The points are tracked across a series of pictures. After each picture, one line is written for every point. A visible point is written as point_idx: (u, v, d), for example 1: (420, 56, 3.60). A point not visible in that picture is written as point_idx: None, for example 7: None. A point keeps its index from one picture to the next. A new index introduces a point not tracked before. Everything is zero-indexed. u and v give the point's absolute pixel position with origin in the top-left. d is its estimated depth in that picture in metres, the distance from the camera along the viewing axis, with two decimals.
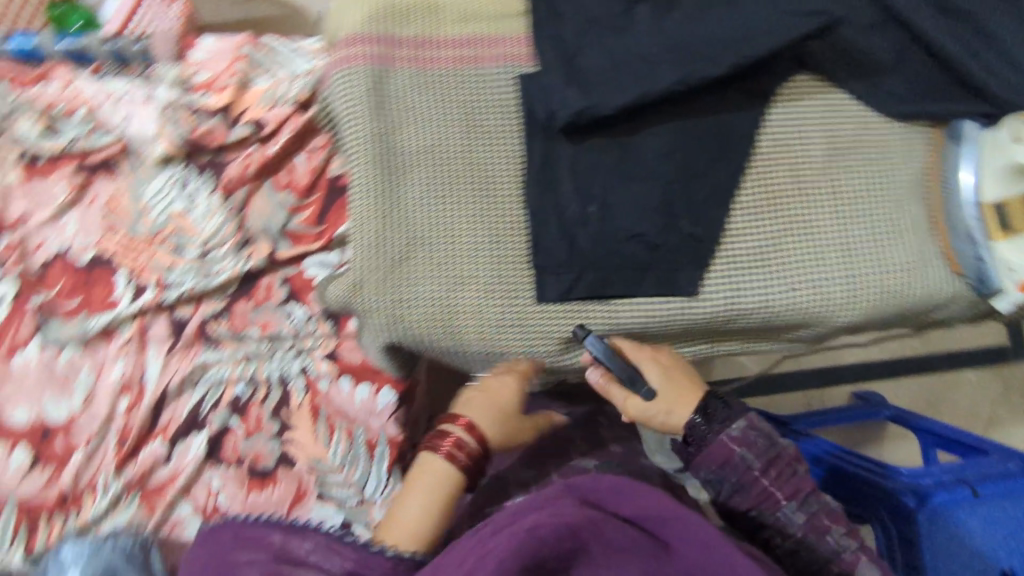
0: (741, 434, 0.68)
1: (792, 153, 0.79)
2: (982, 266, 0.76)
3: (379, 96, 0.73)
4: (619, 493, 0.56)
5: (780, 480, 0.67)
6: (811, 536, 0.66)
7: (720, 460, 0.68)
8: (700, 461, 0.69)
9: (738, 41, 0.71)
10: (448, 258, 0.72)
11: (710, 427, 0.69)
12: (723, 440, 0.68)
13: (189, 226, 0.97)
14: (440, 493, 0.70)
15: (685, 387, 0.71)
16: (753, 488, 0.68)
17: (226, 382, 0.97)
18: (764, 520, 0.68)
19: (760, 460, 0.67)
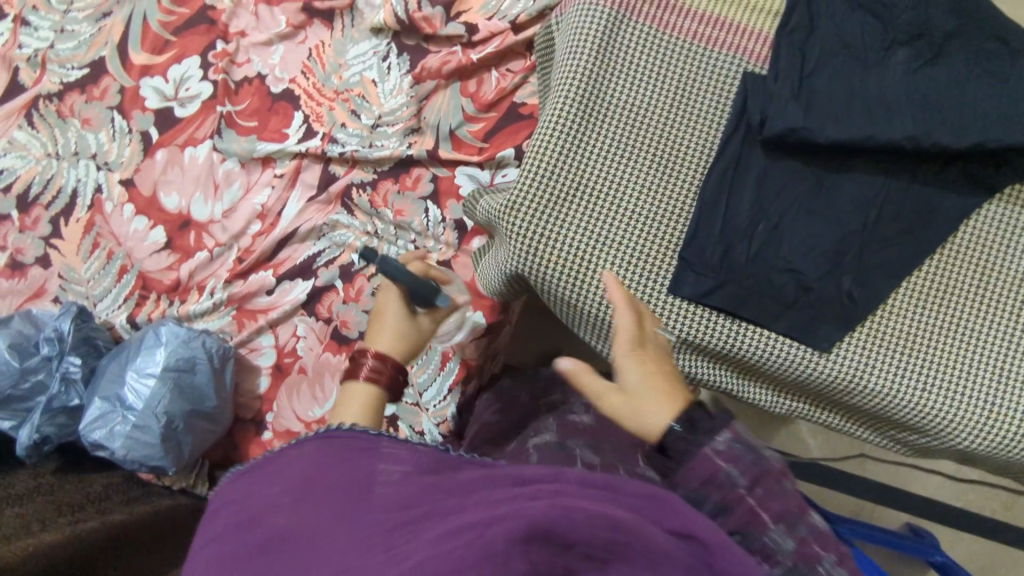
0: (727, 448, 0.54)
1: (987, 258, 0.73)
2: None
3: (607, 39, 0.72)
4: (668, 513, 0.45)
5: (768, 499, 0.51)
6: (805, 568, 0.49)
7: (703, 475, 0.53)
8: (681, 476, 0.54)
9: (992, 119, 0.66)
10: (605, 215, 0.72)
11: (695, 436, 0.55)
12: (709, 453, 0.54)
13: (373, 95, 1.02)
14: (373, 403, 0.71)
15: (672, 392, 0.59)
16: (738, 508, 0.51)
17: (346, 246, 1.02)
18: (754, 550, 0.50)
19: (746, 480, 0.52)
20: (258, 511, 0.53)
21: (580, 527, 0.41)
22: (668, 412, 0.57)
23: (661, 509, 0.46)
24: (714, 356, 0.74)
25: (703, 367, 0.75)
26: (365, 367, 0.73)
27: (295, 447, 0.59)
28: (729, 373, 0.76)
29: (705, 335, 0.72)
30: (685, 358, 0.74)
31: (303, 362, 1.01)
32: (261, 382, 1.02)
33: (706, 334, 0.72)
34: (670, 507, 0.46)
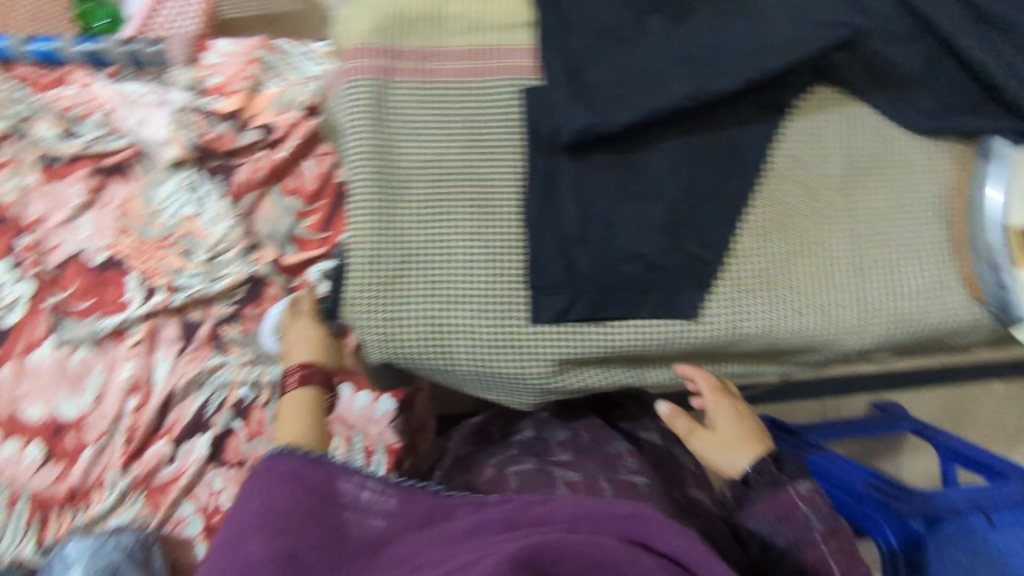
0: (808, 495, 0.77)
1: (806, 173, 0.76)
2: (1004, 294, 0.74)
3: (380, 107, 0.71)
4: (643, 529, 0.55)
5: (843, 557, 0.74)
6: None
7: (782, 512, 0.76)
8: (761, 506, 0.77)
9: (752, 54, 0.67)
10: (444, 274, 0.71)
11: (778, 475, 0.78)
12: (792, 495, 0.77)
13: (198, 228, 0.98)
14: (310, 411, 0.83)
15: (744, 442, 0.81)
16: (807, 542, 0.75)
17: (231, 384, 0.98)
18: None
19: (818, 524, 0.76)
20: (243, 560, 0.58)
21: (563, 558, 0.52)
22: (745, 460, 0.80)
23: (634, 524, 0.56)
24: (601, 361, 0.74)
25: (595, 375, 0.75)
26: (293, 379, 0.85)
27: (282, 474, 0.65)
28: (623, 369, 0.76)
29: (583, 348, 0.72)
30: (574, 374, 0.74)
31: None
32: (199, 552, 0.96)
33: (583, 347, 0.72)
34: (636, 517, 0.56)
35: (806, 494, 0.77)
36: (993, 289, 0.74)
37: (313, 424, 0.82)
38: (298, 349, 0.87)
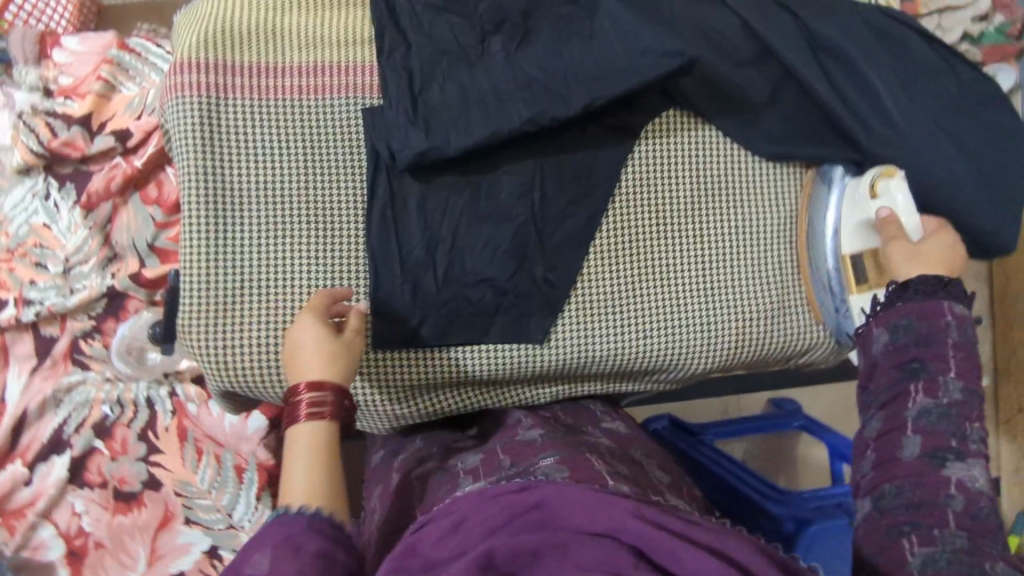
0: (960, 313, 0.62)
1: (655, 195, 0.76)
2: (839, 313, 0.76)
3: (211, 127, 0.69)
4: (554, 515, 0.47)
5: (963, 363, 0.60)
6: (955, 411, 0.58)
7: (925, 312, 0.62)
8: (902, 305, 0.63)
9: (591, 79, 0.68)
10: (281, 299, 0.69)
11: (938, 290, 0.63)
12: (942, 304, 0.62)
13: (51, 239, 0.93)
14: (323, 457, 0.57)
15: (947, 265, 0.66)
16: (936, 346, 0.60)
17: (92, 402, 0.94)
18: (919, 375, 0.60)
19: (955, 336, 0.61)
20: None
21: (508, 555, 0.44)
22: (922, 271, 0.65)
23: (554, 511, 0.47)
24: (449, 386, 0.73)
25: (446, 400, 0.74)
26: (305, 405, 0.58)
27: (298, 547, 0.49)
28: (475, 393, 0.75)
29: (428, 373, 0.71)
30: (424, 400, 0.73)
31: (96, 537, 0.91)
32: None
33: (427, 372, 0.71)
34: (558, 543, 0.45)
35: (959, 311, 0.62)
36: (832, 312, 0.77)
37: (334, 473, 0.56)
38: (305, 359, 0.61)
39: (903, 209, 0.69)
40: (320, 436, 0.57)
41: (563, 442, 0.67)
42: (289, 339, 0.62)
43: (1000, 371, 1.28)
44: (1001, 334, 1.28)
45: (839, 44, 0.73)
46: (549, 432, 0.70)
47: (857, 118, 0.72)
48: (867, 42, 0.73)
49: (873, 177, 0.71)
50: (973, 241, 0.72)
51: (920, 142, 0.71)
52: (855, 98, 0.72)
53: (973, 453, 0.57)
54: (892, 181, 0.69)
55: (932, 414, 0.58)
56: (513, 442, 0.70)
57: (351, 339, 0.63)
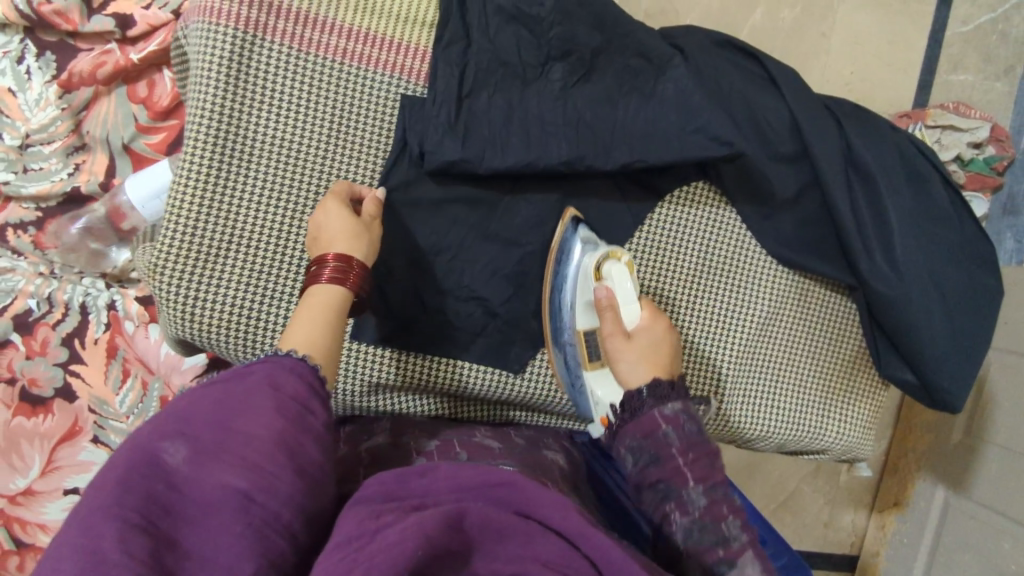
0: (673, 415, 0.59)
1: (660, 258, 0.76)
2: (574, 390, 0.71)
3: (239, 66, 0.64)
4: (526, 498, 0.43)
5: (699, 467, 0.57)
6: (709, 521, 0.55)
7: (646, 430, 0.59)
8: (627, 429, 0.60)
9: (638, 140, 0.68)
10: (271, 264, 0.66)
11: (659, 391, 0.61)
12: (654, 414, 0.59)
13: (14, 108, 0.84)
14: (332, 320, 0.54)
15: (661, 358, 0.64)
16: (668, 463, 0.57)
17: (17, 293, 0.85)
18: (669, 497, 0.57)
19: (679, 442, 0.58)
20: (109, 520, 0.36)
21: (478, 525, 0.39)
22: (647, 372, 0.63)
23: (536, 493, 0.43)
24: (419, 390, 0.72)
25: (412, 402, 0.73)
26: (328, 270, 0.57)
27: (283, 399, 0.44)
28: (441, 402, 0.74)
29: (402, 375, 0.70)
30: (383, 399, 0.72)
31: None
32: None
33: (402, 373, 0.70)
34: (528, 537, 0.40)
35: (671, 413, 0.59)
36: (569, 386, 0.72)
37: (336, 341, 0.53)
38: (330, 236, 0.59)
39: (624, 295, 0.66)
40: (335, 302, 0.55)
41: (518, 456, 0.66)
42: (314, 219, 0.62)
43: (887, 468, 1.32)
44: (897, 438, 1.30)
45: (872, 171, 0.74)
46: (506, 445, 0.69)
47: (863, 246, 0.74)
48: (894, 173, 0.75)
49: (599, 259, 0.67)
50: (921, 387, 0.78)
51: (911, 291, 0.73)
52: (869, 226, 0.74)
53: (740, 552, 0.54)
54: (615, 265, 0.67)
55: (694, 532, 0.55)
56: (469, 441, 0.68)
57: (369, 221, 0.62)
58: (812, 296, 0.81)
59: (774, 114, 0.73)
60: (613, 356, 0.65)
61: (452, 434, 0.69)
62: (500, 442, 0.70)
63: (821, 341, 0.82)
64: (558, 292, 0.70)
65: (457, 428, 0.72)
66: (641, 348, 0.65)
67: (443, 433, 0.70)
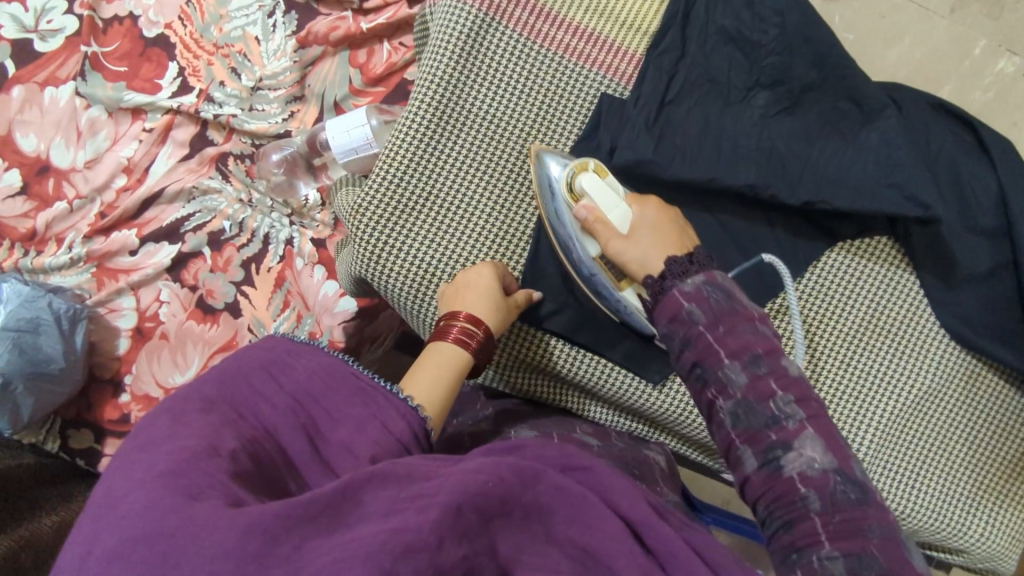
0: (694, 291, 0.58)
1: (823, 303, 0.74)
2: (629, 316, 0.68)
3: (472, 44, 0.70)
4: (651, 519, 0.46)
5: (729, 334, 0.55)
6: (753, 400, 0.53)
7: (671, 313, 0.59)
8: (656, 316, 0.61)
9: (828, 182, 0.67)
10: (454, 226, 0.71)
11: (687, 266, 0.60)
12: (676, 294, 0.59)
13: (256, 54, 0.97)
14: (449, 378, 0.59)
15: (671, 241, 0.64)
16: (699, 343, 0.56)
17: (218, 213, 0.97)
18: (709, 384, 0.55)
19: (706, 315, 0.57)
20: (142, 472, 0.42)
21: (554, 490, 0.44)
22: (660, 255, 0.63)
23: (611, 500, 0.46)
24: (556, 377, 0.75)
25: (544, 384, 0.76)
26: (457, 329, 0.62)
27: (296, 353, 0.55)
28: (572, 392, 0.77)
29: (546, 358, 0.73)
30: (520, 375, 0.75)
31: (165, 328, 0.95)
32: (120, 344, 0.95)
33: (547, 357, 0.73)
34: (595, 526, 0.44)
35: (694, 288, 0.58)
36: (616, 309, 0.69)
37: (449, 396, 0.59)
38: (466, 295, 0.65)
39: (609, 205, 0.66)
40: (457, 360, 0.61)
41: (617, 458, 0.68)
42: (460, 278, 0.67)
43: None
44: None
45: None
46: (605, 443, 0.70)
47: None
48: None
49: (568, 184, 0.67)
50: None
51: None
52: None
53: (798, 432, 0.51)
54: (584, 179, 0.66)
55: (740, 414, 0.53)
56: (569, 434, 0.69)
57: (511, 307, 0.67)
58: (981, 386, 0.76)
59: (979, 185, 0.70)
60: (623, 259, 0.65)
61: (553, 426, 0.70)
62: (599, 440, 0.71)
63: (981, 432, 0.76)
64: (556, 219, 0.68)
65: (560, 422, 0.73)
66: (640, 244, 0.64)
67: (544, 424, 0.71)
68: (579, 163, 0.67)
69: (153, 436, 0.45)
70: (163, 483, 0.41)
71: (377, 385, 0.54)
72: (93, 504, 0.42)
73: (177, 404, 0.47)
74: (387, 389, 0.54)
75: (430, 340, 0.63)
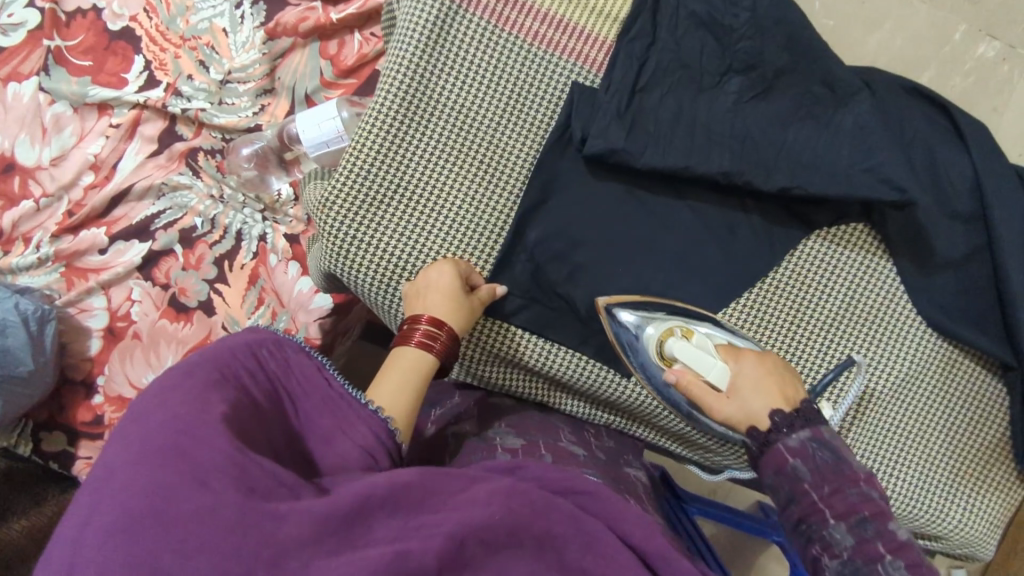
0: (799, 445, 0.60)
1: (801, 291, 0.73)
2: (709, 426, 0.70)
3: (439, 32, 0.69)
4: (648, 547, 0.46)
5: (834, 500, 0.58)
6: (861, 561, 0.54)
7: (778, 467, 0.61)
8: (761, 471, 0.63)
9: (803, 168, 0.66)
10: (424, 218, 0.70)
11: (793, 425, 0.62)
12: (779, 449, 0.61)
13: (224, 46, 0.95)
14: (412, 383, 0.59)
15: (773, 383, 0.64)
16: (806, 502, 0.59)
17: (188, 209, 0.95)
18: (815, 539, 0.58)
19: (812, 475, 0.59)
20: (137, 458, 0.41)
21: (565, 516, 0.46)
22: (770, 404, 0.63)
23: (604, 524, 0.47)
24: (532, 372, 0.74)
25: (520, 379, 0.75)
26: (419, 333, 0.62)
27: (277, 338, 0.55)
28: (548, 386, 0.76)
29: (522, 353, 0.72)
30: (495, 370, 0.74)
31: (137, 327, 0.93)
32: (91, 345, 0.93)
33: (522, 352, 0.72)
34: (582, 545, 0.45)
35: (792, 447, 0.61)
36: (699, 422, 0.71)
37: (415, 402, 0.59)
38: (428, 295, 0.64)
39: (708, 360, 0.67)
40: (420, 364, 0.60)
41: (605, 470, 0.67)
42: (425, 275, 0.66)
43: None
44: None
45: None
46: (591, 455, 0.69)
47: None
48: None
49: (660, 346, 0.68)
50: None
51: None
52: None
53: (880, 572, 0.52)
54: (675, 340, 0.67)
55: (847, 570, 0.54)
56: (555, 444, 0.68)
57: (476, 304, 0.66)
58: (958, 371, 0.75)
59: (954, 170, 0.69)
60: (735, 420, 0.65)
61: (539, 435, 0.69)
62: (585, 450, 0.70)
63: (959, 418, 0.76)
64: (644, 368, 0.70)
65: (544, 428, 0.72)
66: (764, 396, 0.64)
67: (529, 433, 0.70)
68: (664, 326, 0.68)
69: (158, 409, 0.44)
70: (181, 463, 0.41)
71: (343, 392, 0.54)
72: (93, 480, 0.41)
73: (170, 375, 0.47)
74: (352, 397, 0.54)
75: (394, 344, 0.63)
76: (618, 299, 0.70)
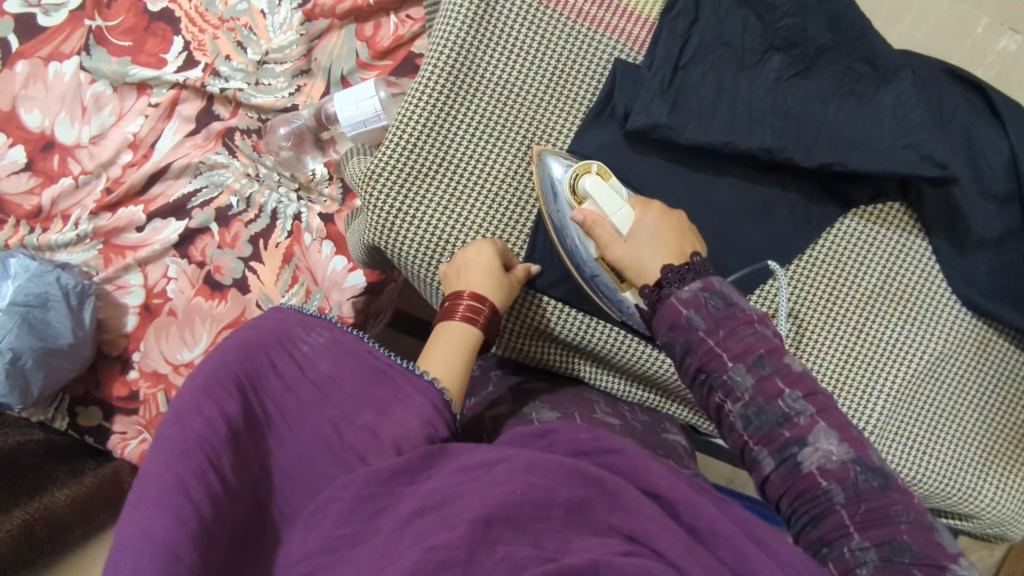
0: (691, 296, 0.59)
1: (837, 270, 0.74)
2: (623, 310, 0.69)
3: (486, 9, 0.70)
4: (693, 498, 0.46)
5: (740, 348, 0.56)
6: (763, 402, 0.54)
7: (671, 320, 0.60)
8: (655, 323, 0.62)
9: (843, 144, 0.66)
10: (468, 192, 0.71)
11: (683, 277, 0.61)
12: (672, 300, 0.60)
13: (262, 28, 0.96)
14: (461, 356, 0.60)
15: (673, 244, 0.64)
16: (701, 352, 0.57)
17: (224, 188, 0.96)
18: (715, 386, 0.57)
19: (707, 322, 0.58)
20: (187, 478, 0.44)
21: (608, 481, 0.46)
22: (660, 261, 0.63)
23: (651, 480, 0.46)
24: (569, 346, 0.75)
25: (557, 353, 0.76)
26: (462, 308, 0.63)
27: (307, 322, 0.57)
28: (585, 362, 0.77)
29: (560, 326, 0.73)
30: (533, 344, 0.75)
31: (173, 305, 0.94)
32: (127, 322, 0.95)
33: (561, 326, 0.73)
34: (631, 505, 0.45)
35: (691, 295, 0.59)
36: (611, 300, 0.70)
37: (466, 372, 0.60)
38: (468, 272, 0.65)
39: (617, 208, 0.67)
40: (467, 338, 0.62)
41: (642, 437, 0.68)
42: (461, 254, 0.67)
43: None
44: None
45: None
46: (625, 424, 0.70)
47: None
48: None
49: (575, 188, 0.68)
50: None
51: None
52: None
53: (807, 427, 0.53)
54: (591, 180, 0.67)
55: (756, 420, 0.54)
56: (590, 415, 0.69)
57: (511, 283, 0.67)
58: (992, 351, 0.76)
59: None
60: (625, 263, 0.65)
61: (573, 407, 0.70)
62: (619, 420, 0.71)
63: (991, 398, 0.77)
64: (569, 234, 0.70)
65: (578, 402, 0.72)
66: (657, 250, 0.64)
67: (564, 405, 0.70)
68: (582, 165, 0.68)
69: (186, 408, 0.47)
70: (196, 461, 0.44)
71: (394, 364, 0.56)
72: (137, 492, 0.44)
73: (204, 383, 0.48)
74: (405, 370, 0.56)
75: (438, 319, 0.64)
76: (551, 150, 0.70)
